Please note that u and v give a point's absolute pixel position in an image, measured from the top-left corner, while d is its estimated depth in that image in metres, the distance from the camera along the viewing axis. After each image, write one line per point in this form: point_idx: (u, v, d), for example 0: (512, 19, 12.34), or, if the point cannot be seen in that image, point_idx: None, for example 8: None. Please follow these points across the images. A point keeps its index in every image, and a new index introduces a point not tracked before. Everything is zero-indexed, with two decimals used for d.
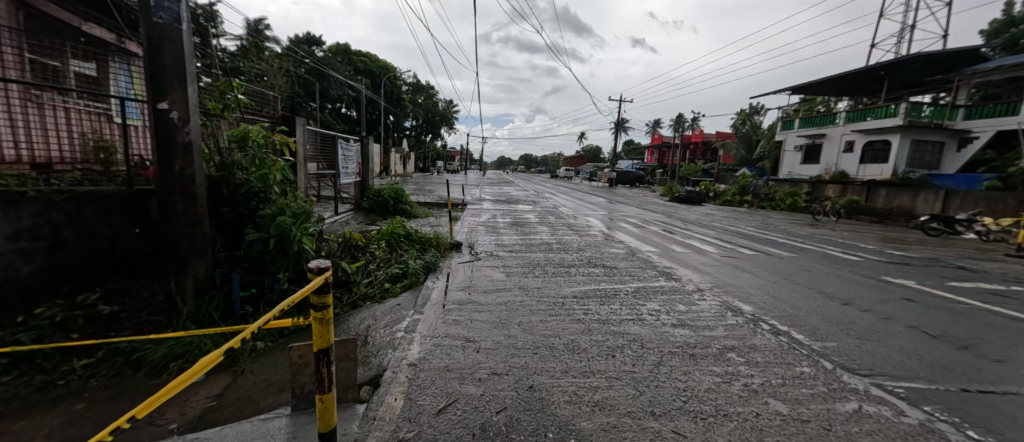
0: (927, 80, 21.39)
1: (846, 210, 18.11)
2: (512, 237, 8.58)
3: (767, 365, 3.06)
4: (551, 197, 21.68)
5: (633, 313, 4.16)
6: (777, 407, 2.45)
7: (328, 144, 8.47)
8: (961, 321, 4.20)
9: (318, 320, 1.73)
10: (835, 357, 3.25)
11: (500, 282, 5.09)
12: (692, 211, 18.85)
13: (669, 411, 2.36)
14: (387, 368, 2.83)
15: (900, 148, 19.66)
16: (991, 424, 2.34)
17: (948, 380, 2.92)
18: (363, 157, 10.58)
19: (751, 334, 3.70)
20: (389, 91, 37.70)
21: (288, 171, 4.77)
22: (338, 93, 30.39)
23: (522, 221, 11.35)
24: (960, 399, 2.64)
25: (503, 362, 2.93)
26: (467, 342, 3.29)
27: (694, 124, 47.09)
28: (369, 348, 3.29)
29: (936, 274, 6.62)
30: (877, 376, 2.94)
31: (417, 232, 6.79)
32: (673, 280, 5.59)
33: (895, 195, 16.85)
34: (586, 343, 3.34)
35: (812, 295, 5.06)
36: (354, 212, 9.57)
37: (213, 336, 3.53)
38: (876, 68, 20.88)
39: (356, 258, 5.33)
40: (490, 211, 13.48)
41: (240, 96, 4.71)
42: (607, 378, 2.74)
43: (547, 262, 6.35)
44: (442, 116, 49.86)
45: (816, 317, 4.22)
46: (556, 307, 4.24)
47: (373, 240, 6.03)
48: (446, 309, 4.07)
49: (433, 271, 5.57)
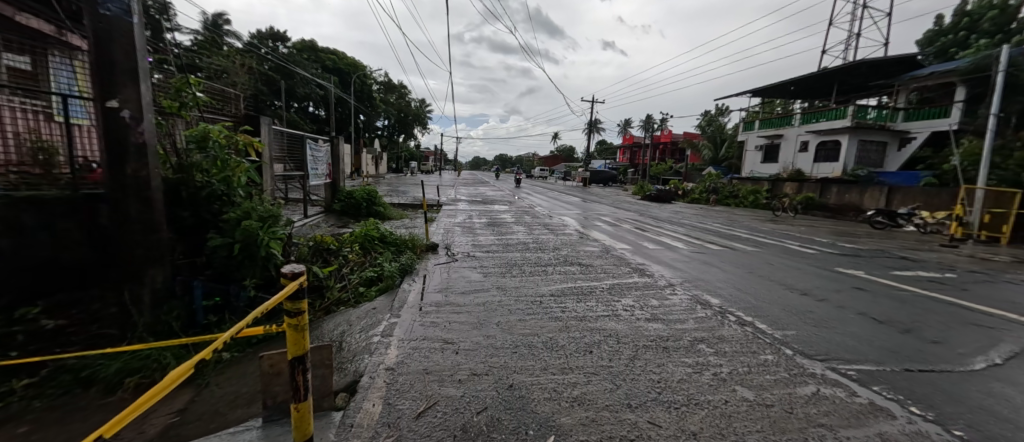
0: (872, 84, 23.07)
1: (803, 206, 19.34)
2: (488, 237, 8.59)
3: (734, 355, 3.23)
4: (527, 197, 21.83)
5: (609, 310, 4.27)
6: (743, 394, 2.60)
7: (294, 144, 8.11)
8: (905, 307, 4.58)
9: (292, 326, 1.67)
10: (794, 344, 3.46)
11: (477, 283, 5.10)
12: (663, 209, 19.41)
13: (645, 402, 2.45)
14: (364, 374, 2.77)
15: (849, 147, 21.12)
16: (930, 400, 2.58)
17: (894, 361, 3.18)
18: (333, 157, 10.25)
19: (720, 326, 3.88)
20: (359, 89, 36.72)
21: (253, 173, 4.59)
22: (305, 91, 29.40)
23: (498, 221, 11.38)
24: (903, 378, 2.89)
25: (483, 362, 2.94)
26: (446, 344, 3.27)
27: (662, 124, 48.76)
28: (345, 355, 3.18)
29: (882, 264, 7.18)
30: (832, 360, 3.17)
31: (391, 234, 6.66)
32: (646, 276, 5.78)
33: (845, 191, 18.00)
34: (564, 340, 3.40)
35: (773, 287, 5.35)
36: (324, 215, 9.30)
37: (174, 349, 3.37)
38: (826, 73, 22.42)
39: (328, 262, 5.18)
40: (466, 211, 13.46)
41: (199, 93, 4.49)
42: (585, 374, 2.81)
43: (524, 262, 6.40)
44: (416, 115, 49.00)
45: (778, 308, 4.47)
46: (532, 306, 4.29)
47: (346, 244, 5.85)
48: (423, 312, 4.02)
49: (409, 274, 5.47)
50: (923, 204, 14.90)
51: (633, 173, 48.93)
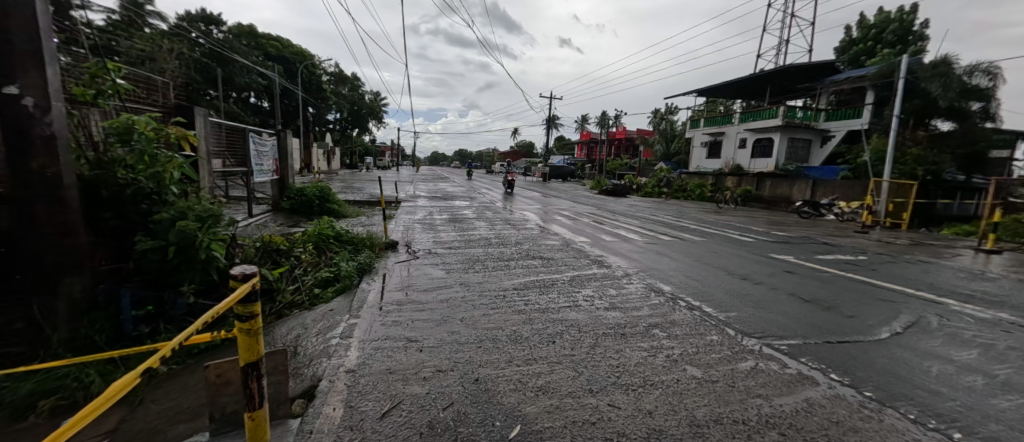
0: (799, 86, 25.31)
1: (743, 198, 20.96)
2: (450, 234, 8.51)
3: (684, 337, 3.46)
4: (488, 192, 21.80)
5: (570, 301, 4.42)
6: (693, 373, 2.81)
7: (235, 138, 7.51)
8: (827, 287, 5.15)
9: (244, 331, 1.58)
10: (736, 325, 3.78)
11: (439, 280, 5.05)
12: (619, 202, 20.20)
13: (605, 387, 2.58)
14: (322, 378, 2.67)
15: (781, 144, 23.10)
16: (847, 368, 2.94)
17: (818, 335, 3.58)
18: (279, 152, 9.62)
19: (671, 311, 4.15)
20: (307, 79, 34.59)
21: (187, 169, 4.24)
22: (245, 80, 27.22)
23: (459, 217, 11.28)
24: (825, 349, 3.26)
25: (448, 359, 2.93)
26: (409, 342, 3.22)
27: (617, 121, 50.56)
28: (300, 360, 3.03)
29: (808, 250, 7.98)
30: (767, 337, 3.50)
31: (347, 232, 6.41)
32: (604, 267, 6.03)
33: (778, 184, 19.69)
34: (527, 332, 3.48)
35: (718, 273, 5.77)
36: (271, 214, 8.74)
37: (100, 366, 3.06)
38: (761, 76, 24.30)
39: (278, 263, 4.87)
40: (426, 208, 13.21)
41: (119, 80, 4.06)
42: (549, 363, 2.89)
43: (487, 257, 6.41)
44: (370, 108, 47.07)
45: (722, 292, 4.84)
46: (496, 300, 4.33)
47: (298, 244, 5.54)
48: (384, 312, 3.91)
49: (368, 273, 5.29)
50: (841, 196, 16.67)
51: (591, 168, 50.36)
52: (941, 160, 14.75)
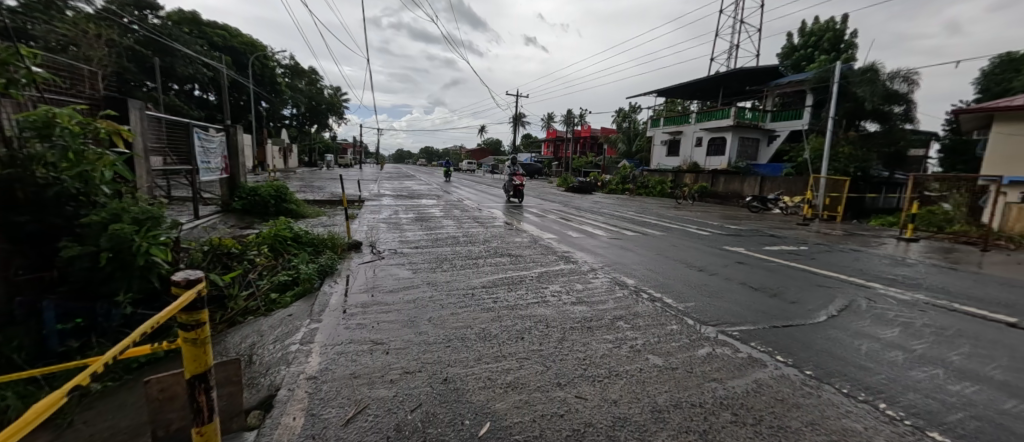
0: (748, 89, 26.93)
1: (699, 194, 22.00)
2: (416, 233, 8.38)
3: (646, 328, 3.63)
4: (455, 191, 21.57)
5: (538, 297, 4.50)
6: (655, 361, 2.95)
7: (177, 133, 6.97)
8: (774, 276, 5.55)
9: (188, 341, 1.49)
10: (693, 314, 4.00)
11: (407, 280, 4.97)
12: (585, 199, 20.64)
13: (572, 379, 2.65)
14: (281, 387, 2.54)
15: (733, 143, 24.48)
16: (790, 349, 3.19)
17: (765, 320, 3.86)
18: (229, 149, 9.04)
19: (635, 303, 4.33)
20: (259, 72, 32.61)
21: (122, 167, 3.90)
22: (187, 71, 25.23)
23: (426, 216, 11.10)
24: (772, 333, 3.52)
25: (416, 360, 2.88)
26: (374, 345, 3.13)
27: (582, 120, 51.58)
28: (256, 369, 2.85)
29: (758, 241, 8.55)
30: (722, 324, 3.73)
31: (306, 234, 6.14)
32: (571, 263, 6.16)
33: (730, 181, 20.86)
34: (496, 329, 3.50)
35: (677, 266, 6.05)
36: (222, 215, 8.20)
37: (20, 387, 2.76)
38: (714, 78, 25.63)
39: (230, 268, 4.59)
40: (392, 207, 12.91)
41: (36, 68, 3.66)
42: (517, 359, 2.94)
43: (455, 256, 6.37)
44: (329, 104, 45.15)
45: (681, 284, 5.10)
46: (464, 299, 4.33)
47: (251, 247, 5.22)
48: (348, 315, 3.78)
49: (330, 276, 5.11)
50: (785, 191, 17.96)
51: (557, 166, 51.10)
52: (869, 157, 16.26)
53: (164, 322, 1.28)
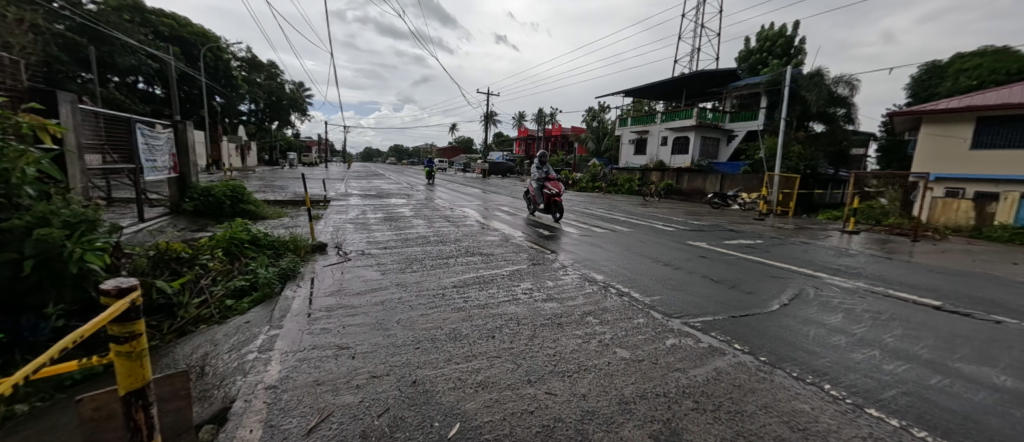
0: (709, 90, 28.12)
1: (665, 192, 22.76)
2: (385, 233, 8.20)
3: (614, 322, 3.72)
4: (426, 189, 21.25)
5: (509, 295, 4.52)
6: (622, 355, 3.04)
7: (117, 129, 6.47)
8: (732, 268, 5.84)
9: (120, 354, 1.41)
10: (659, 307, 4.15)
11: (375, 282, 4.86)
12: None
13: (542, 376, 2.69)
14: (235, 398, 2.37)
15: (696, 142, 25.49)
16: (748, 338, 3.36)
17: (725, 311, 4.06)
18: (178, 146, 8.48)
19: (603, 299, 4.44)
20: (212, 64, 30.73)
21: (48, 166, 3.57)
22: (129, 62, 23.39)
23: (396, 215, 10.88)
24: (732, 323, 3.70)
25: (384, 363, 2.81)
26: (340, 349, 3.02)
27: (552, 119, 52.09)
28: (208, 380, 2.66)
29: (718, 236, 8.97)
30: (685, 316, 3.89)
31: (266, 236, 5.86)
32: (542, 261, 6.22)
33: (694, 178, 21.71)
34: (467, 329, 3.49)
35: (644, 261, 6.24)
36: (171, 218, 7.69)
37: None
38: (678, 79, 26.57)
39: (179, 274, 4.31)
40: (359, 206, 12.56)
41: None
42: (488, 358, 2.94)
43: (425, 256, 6.28)
44: (291, 100, 43.25)
45: (648, 278, 5.26)
46: (435, 299, 4.28)
47: (203, 250, 4.92)
48: (312, 319, 3.62)
49: (292, 279, 4.90)
50: (743, 188, 18.89)
51: (529, 164, 51.38)
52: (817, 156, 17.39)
53: (93, 332, 1.21)
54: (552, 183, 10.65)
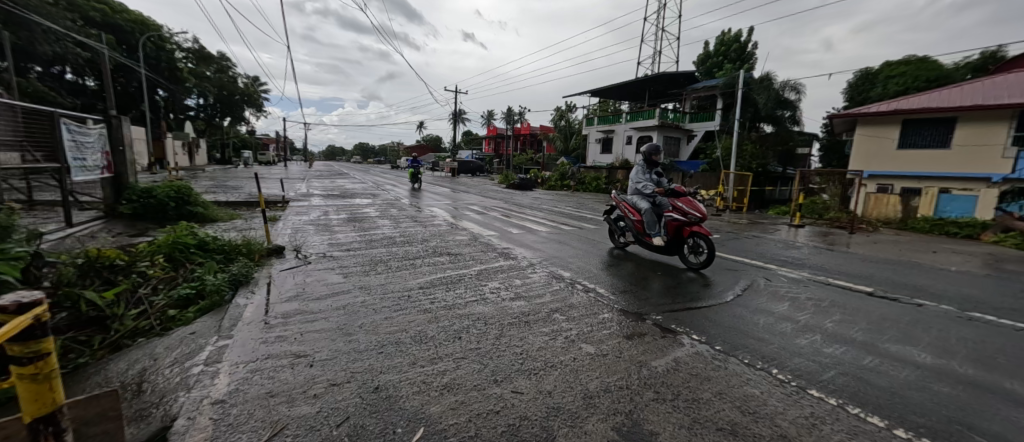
0: (670, 91, 29.22)
1: (630, 190, 23.41)
2: (349, 234, 7.92)
3: (580, 318, 3.78)
4: (392, 189, 20.72)
5: (476, 294, 4.50)
6: (587, 350, 3.09)
7: (38, 124, 5.85)
8: (692, 262, 6.10)
9: (25, 377, 1.29)
10: (623, 302, 4.27)
11: (337, 285, 4.69)
12: (525, 196, 20.95)
13: (508, 375, 2.69)
14: (177, 416, 2.19)
15: (658, 141, 26.39)
16: (705, 328, 3.52)
17: (684, 303, 4.24)
18: (112, 144, 7.78)
19: (570, 295, 4.51)
20: (153, 55, 28.43)
21: None
22: (53, 50, 21.18)
23: (360, 216, 10.53)
24: (691, 315, 3.87)
25: (344, 370, 2.70)
26: (297, 358, 2.87)
27: (521, 117, 52.29)
28: (145, 397, 2.44)
29: None
30: (647, 310, 4.03)
31: (215, 240, 5.49)
32: (510, 259, 6.23)
33: (657, 176, 22.48)
34: (432, 331, 3.44)
35: (609, 258, 6.40)
36: (105, 222, 7.03)
37: None
38: (641, 80, 27.40)
39: (113, 283, 3.95)
40: (321, 207, 12.04)
41: None
42: (454, 360, 2.91)
43: (390, 257, 6.12)
44: (245, 95, 40.80)
45: (613, 274, 5.40)
46: (400, 301, 4.19)
47: (142, 257, 4.56)
48: (266, 327, 3.43)
49: (245, 285, 4.62)
50: (703, 185, 19.78)
51: (498, 163, 51.32)
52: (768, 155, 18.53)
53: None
54: (682, 201, 5.96)
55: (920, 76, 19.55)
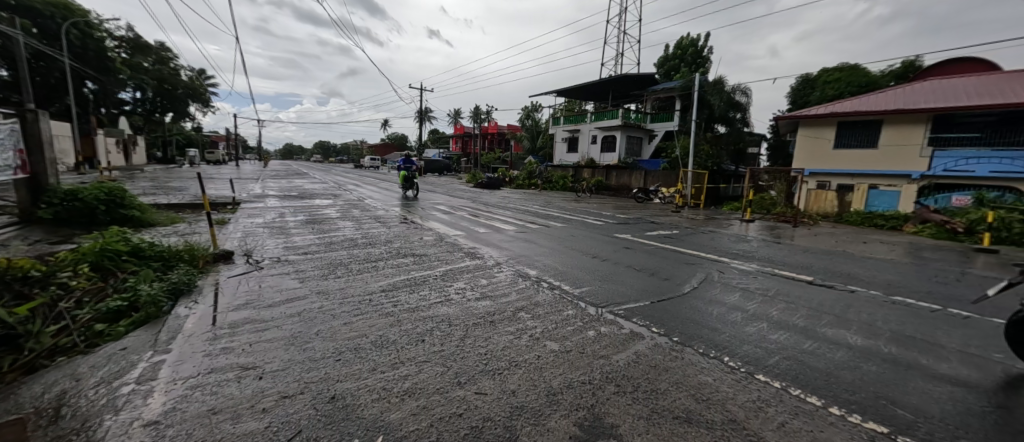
0: (632, 92, 30.15)
1: (596, 188, 23.96)
2: (307, 237, 7.56)
3: (546, 316, 3.81)
4: (354, 189, 20.03)
5: (441, 295, 4.42)
6: (552, 347, 3.12)
7: None
8: (653, 257, 6.31)
9: None
10: (587, 298, 4.35)
11: (292, 291, 4.46)
12: (492, 195, 20.90)
13: (472, 376, 2.66)
14: (101, 440, 1.99)
15: (622, 140, 27.14)
16: (663, 321, 3.66)
17: (645, 297, 4.39)
18: (28, 142, 6.99)
19: (535, 293, 4.54)
20: (80, 43, 25.82)
21: None
22: None
23: (319, 218, 10.08)
24: (651, 308, 4.01)
25: (297, 381, 2.56)
26: (244, 370, 2.70)
27: (488, 116, 52.13)
28: (66, 422, 2.20)
29: (642, 228, 9.67)
30: (610, 305, 4.13)
31: (152, 246, 5.06)
32: (476, 259, 6.19)
33: (620, 175, 23.14)
34: (395, 335, 3.34)
35: (575, 255, 6.50)
36: (20, 230, 6.30)
37: None
38: (604, 82, 28.07)
39: (26, 298, 3.53)
40: (276, 209, 11.42)
41: None
42: (416, 363, 2.85)
43: (351, 260, 5.90)
44: (189, 88, 37.95)
45: (578, 271, 5.49)
46: (361, 305, 4.06)
47: (63, 267, 4.12)
48: (213, 339, 3.20)
49: (187, 294, 4.29)
50: (663, 183, 20.57)
51: (466, 162, 50.88)
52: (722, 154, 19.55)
53: None
54: None
55: (854, 81, 21.31)
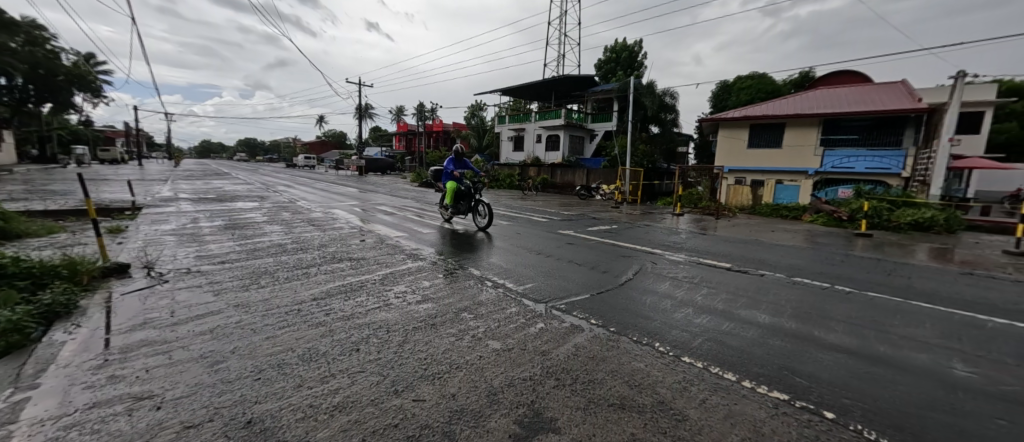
0: (573, 93, 31.13)
1: (541, 186, 24.39)
2: (226, 244, 6.83)
3: (489, 315, 3.79)
4: (285, 190, 18.55)
5: (380, 301, 4.21)
6: (494, 346, 3.11)
7: None
8: (593, 252, 6.56)
9: None
10: (531, 295, 4.41)
11: (207, 305, 4.00)
12: (437, 194, 20.45)
13: (410, 384, 2.56)
14: None
15: (564, 139, 27.92)
16: (602, 312, 3.80)
17: (585, 290, 4.54)
18: None
19: (479, 292, 4.51)
20: None
21: None
22: None
23: (241, 222, 9.16)
24: (590, 301, 4.15)
25: (205, 407, 2.29)
26: (139, 401, 2.36)
27: (432, 114, 51.03)
28: None
29: (584, 224, 10.01)
30: (552, 300, 4.22)
31: (17, 263, 4.23)
32: (418, 260, 6.00)
33: (564, 173, 23.78)
34: (326, 346, 3.13)
35: (519, 252, 6.55)
36: None
37: None
38: (546, 82, 28.68)
39: None
40: (190, 213, 10.19)
41: None
42: (348, 375, 2.68)
43: (277, 268, 5.42)
44: (74, 75, 32.53)
45: (523, 268, 5.53)
46: (289, 316, 3.75)
47: None
48: (102, 367, 2.77)
49: (65, 317, 3.65)
50: (604, 181, 21.49)
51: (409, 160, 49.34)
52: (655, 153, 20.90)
53: None
54: None
55: (763, 88, 23.86)
